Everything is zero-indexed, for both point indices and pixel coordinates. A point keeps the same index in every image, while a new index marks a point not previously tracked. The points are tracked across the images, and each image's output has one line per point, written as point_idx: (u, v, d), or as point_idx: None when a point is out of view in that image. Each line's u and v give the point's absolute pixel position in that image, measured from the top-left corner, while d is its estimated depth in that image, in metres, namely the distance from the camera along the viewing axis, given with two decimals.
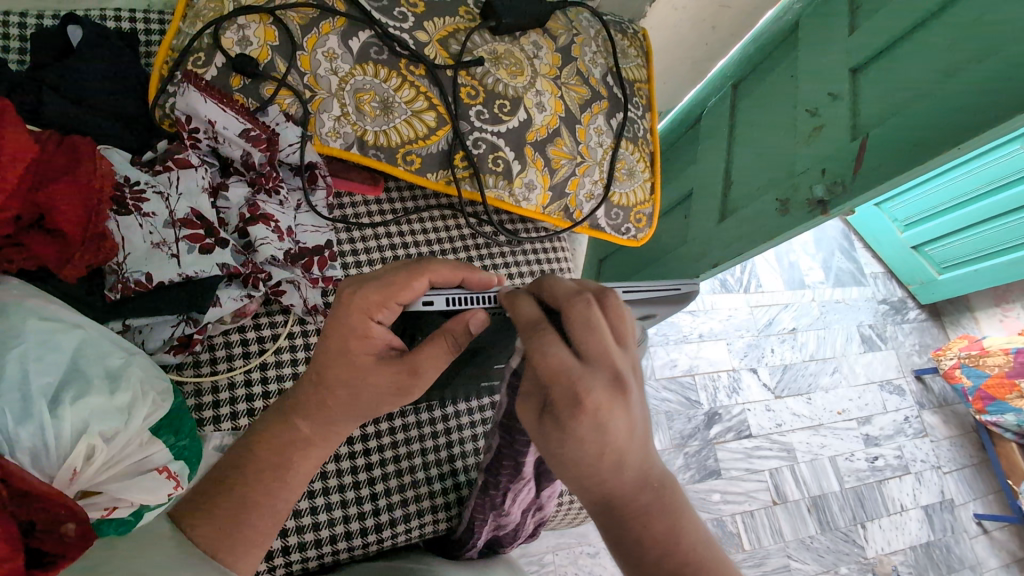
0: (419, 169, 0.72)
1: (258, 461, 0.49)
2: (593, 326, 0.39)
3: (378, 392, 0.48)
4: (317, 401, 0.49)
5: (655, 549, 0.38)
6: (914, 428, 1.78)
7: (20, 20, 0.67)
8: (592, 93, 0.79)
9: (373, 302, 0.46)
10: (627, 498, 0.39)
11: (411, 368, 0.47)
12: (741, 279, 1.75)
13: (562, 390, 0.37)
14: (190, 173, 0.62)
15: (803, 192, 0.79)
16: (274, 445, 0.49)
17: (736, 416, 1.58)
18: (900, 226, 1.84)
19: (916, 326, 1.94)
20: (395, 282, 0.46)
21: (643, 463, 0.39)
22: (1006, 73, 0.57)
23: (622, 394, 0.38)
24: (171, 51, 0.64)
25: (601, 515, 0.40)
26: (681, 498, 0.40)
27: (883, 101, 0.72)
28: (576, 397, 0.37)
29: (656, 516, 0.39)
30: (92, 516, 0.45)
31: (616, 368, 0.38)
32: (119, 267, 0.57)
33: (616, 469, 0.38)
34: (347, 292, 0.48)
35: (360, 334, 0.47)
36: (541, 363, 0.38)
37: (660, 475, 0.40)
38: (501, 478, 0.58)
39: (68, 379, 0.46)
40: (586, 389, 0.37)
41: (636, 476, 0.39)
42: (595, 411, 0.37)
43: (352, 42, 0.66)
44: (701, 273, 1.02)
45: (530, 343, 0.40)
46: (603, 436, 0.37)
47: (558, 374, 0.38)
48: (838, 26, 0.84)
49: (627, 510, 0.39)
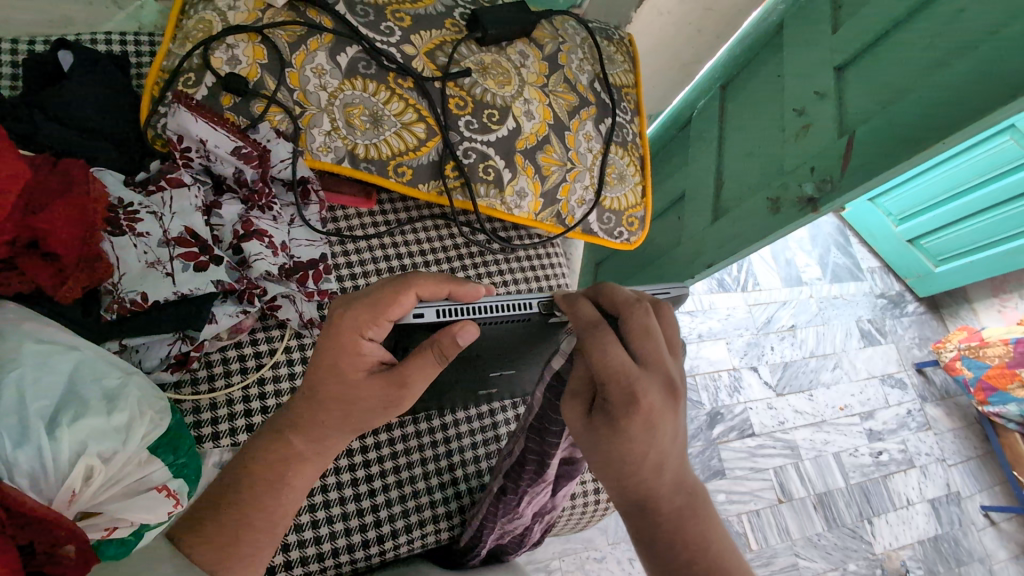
0: (411, 181, 0.72)
1: (255, 475, 0.49)
2: (652, 333, 0.43)
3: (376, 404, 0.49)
4: (309, 416, 0.49)
5: (686, 551, 0.39)
6: (918, 421, 1.77)
7: (12, 47, 0.67)
8: (580, 100, 0.80)
9: (361, 317, 0.47)
10: (661, 500, 0.40)
11: (407, 376, 0.47)
12: (738, 278, 1.75)
13: (620, 388, 0.40)
14: (183, 193, 0.63)
15: (793, 189, 0.80)
16: (266, 462, 0.49)
17: (739, 415, 1.58)
18: (895, 219, 1.85)
19: (915, 319, 1.95)
20: (386, 290, 0.47)
21: (680, 469, 0.41)
22: (985, 67, 0.58)
23: (674, 401, 0.41)
24: (161, 73, 0.64)
25: (631, 514, 0.42)
26: (711, 509, 0.41)
27: (869, 99, 0.73)
28: (634, 394, 0.39)
29: (687, 518, 0.40)
30: (92, 537, 0.45)
31: (668, 374, 0.42)
32: (115, 288, 0.57)
33: (655, 470, 0.40)
34: (334, 311, 0.49)
35: (349, 343, 0.48)
36: (603, 360, 0.41)
37: (694, 483, 0.42)
38: (520, 482, 0.59)
39: (65, 401, 0.46)
40: (644, 390, 0.39)
41: (672, 481, 0.41)
42: (648, 411, 0.39)
43: (340, 58, 0.67)
44: (695, 274, 1.02)
45: (592, 341, 0.42)
46: (651, 436, 0.40)
47: (619, 372, 0.40)
48: (821, 26, 0.86)
49: (659, 511, 0.40)
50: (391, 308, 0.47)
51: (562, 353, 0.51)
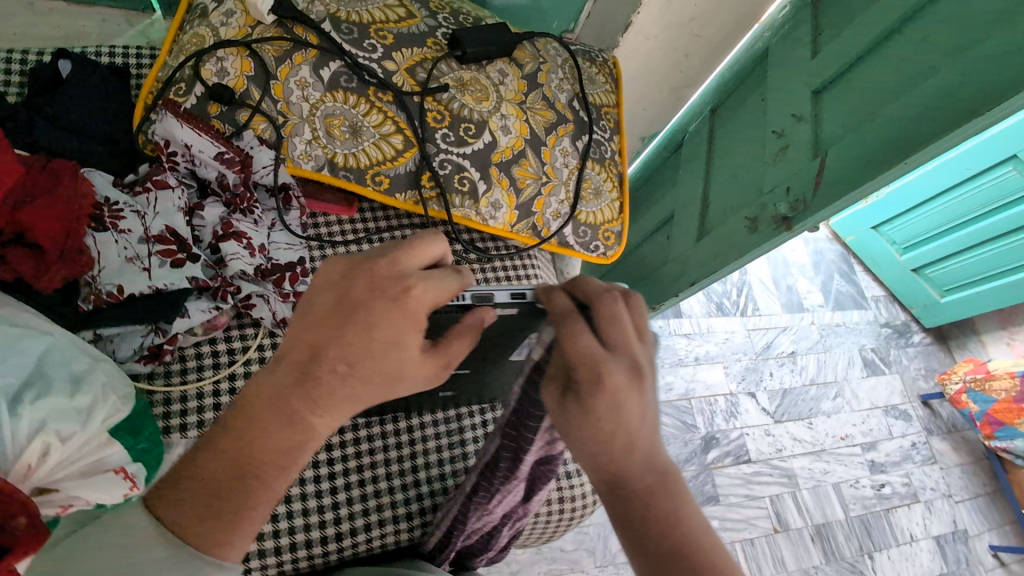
0: (388, 189, 0.75)
1: (262, 451, 0.45)
2: (618, 319, 0.44)
3: (398, 381, 0.46)
4: (343, 395, 0.45)
5: (657, 528, 0.40)
6: (923, 455, 1.73)
7: (21, 57, 0.71)
8: (558, 117, 0.83)
9: (431, 281, 0.44)
10: (632, 479, 0.42)
11: (418, 360, 0.46)
12: (737, 302, 1.75)
13: (585, 368, 0.41)
14: (167, 194, 0.66)
15: (769, 209, 0.82)
16: (275, 444, 0.46)
17: (735, 440, 1.56)
18: (899, 248, 1.84)
19: (921, 350, 1.91)
20: (432, 251, 0.46)
21: (650, 450, 0.43)
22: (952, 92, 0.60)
23: (639, 382, 0.42)
24: (155, 83, 0.69)
25: (605, 495, 0.43)
26: (684, 489, 0.42)
27: (841, 121, 0.75)
28: (597, 374, 0.41)
29: (657, 497, 0.41)
30: (48, 512, 0.49)
31: (635, 356, 0.43)
32: (94, 280, 0.60)
33: (625, 449, 0.42)
34: (378, 264, 0.44)
35: (408, 309, 0.44)
36: (569, 345, 0.43)
37: (666, 463, 0.43)
38: (494, 480, 0.59)
39: (31, 380, 0.49)
40: (608, 370, 0.41)
41: (643, 460, 0.42)
42: (613, 389, 0.41)
43: (323, 72, 0.70)
44: (679, 292, 1.04)
45: (562, 326, 0.44)
46: (617, 416, 0.41)
47: (584, 354, 0.42)
48: (802, 52, 0.88)
49: (631, 490, 0.42)
50: (455, 275, 0.46)
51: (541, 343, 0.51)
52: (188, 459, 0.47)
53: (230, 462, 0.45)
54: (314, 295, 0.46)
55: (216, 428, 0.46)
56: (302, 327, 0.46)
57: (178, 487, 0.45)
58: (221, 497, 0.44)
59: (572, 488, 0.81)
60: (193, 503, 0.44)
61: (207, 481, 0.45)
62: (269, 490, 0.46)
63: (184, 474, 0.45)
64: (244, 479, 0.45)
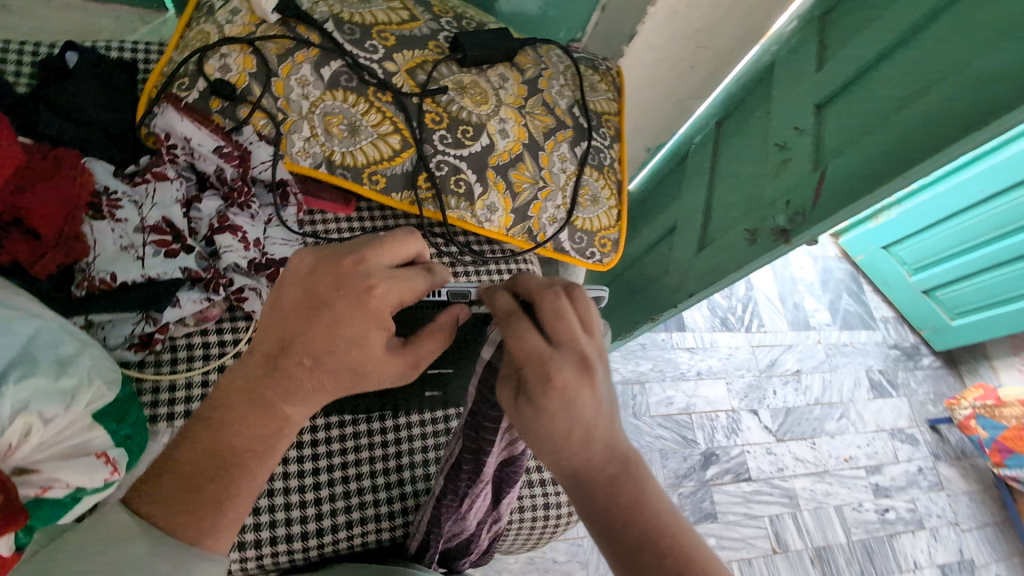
0: (384, 189, 0.76)
1: (240, 442, 0.46)
2: (562, 314, 0.44)
3: (370, 376, 0.46)
4: (314, 385, 0.46)
5: (622, 515, 0.42)
6: (929, 480, 1.70)
7: (34, 49, 0.73)
8: (557, 123, 0.83)
9: (395, 281, 0.46)
10: (594, 471, 0.43)
11: (383, 357, 0.46)
12: (742, 317, 1.73)
13: (534, 368, 0.42)
14: (166, 185, 0.67)
15: (769, 222, 0.82)
16: (253, 435, 0.46)
17: (735, 457, 1.54)
18: (909, 269, 1.81)
19: (931, 373, 1.87)
20: (399, 253, 0.48)
21: (608, 440, 0.44)
22: (950, 106, 0.59)
23: (589, 375, 0.43)
24: (161, 77, 0.70)
25: (569, 488, 0.44)
26: (645, 473, 0.44)
27: (842, 134, 0.75)
28: (546, 373, 0.42)
29: (620, 484, 0.43)
30: (26, 493, 0.49)
31: (582, 350, 0.44)
32: (88, 267, 0.61)
33: (583, 443, 0.43)
34: (344, 261, 0.46)
35: (369, 307, 0.45)
36: (516, 347, 0.43)
37: (625, 449, 0.44)
38: (461, 485, 0.59)
39: (17, 362, 0.50)
40: (556, 368, 0.42)
41: (602, 452, 0.43)
42: (562, 387, 0.42)
43: (324, 71, 0.71)
44: (678, 302, 1.03)
45: (507, 329, 0.44)
46: (571, 411, 0.42)
47: (531, 355, 0.43)
48: (807, 66, 0.88)
49: (595, 481, 0.43)
50: (420, 278, 0.47)
51: (492, 342, 0.51)
52: (160, 460, 0.46)
53: (209, 456, 0.45)
54: (280, 290, 0.47)
55: (190, 426, 0.47)
56: (273, 320, 0.46)
57: (154, 486, 0.45)
58: (199, 492, 0.44)
59: (558, 496, 0.80)
60: (170, 499, 0.44)
61: (184, 478, 0.45)
62: (248, 483, 0.46)
63: (160, 474, 0.45)
64: (223, 472, 0.45)
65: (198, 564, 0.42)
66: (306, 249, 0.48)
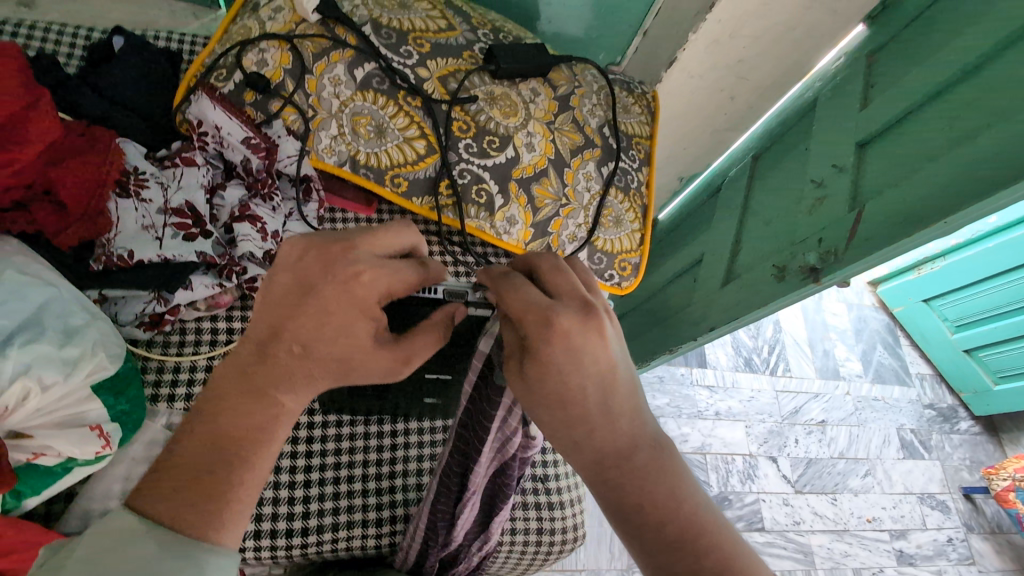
0: (405, 192, 0.76)
1: (238, 431, 0.44)
2: (562, 269, 0.44)
3: (359, 371, 0.46)
4: (303, 376, 0.45)
5: (655, 510, 0.39)
6: (959, 553, 1.59)
7: (86, 34, 0.77)
8: (586, 141, 0.82)
9: (384, 269, 0.44)
10: (620, 455, 0.40)
11: (370, 348, 0.45)
12: (767, 359, 1.67)
13: (534, 318, 0.39)
14: (192, 171, 0.68)
15: (799, 259, 0.78)
16: (250, 423, 0.44)
17: (749, 505, 1.47)
18: (951, 325, 1.72)
19: (968, 439, 1.76)
20: (392, 243, 0.47)
21: (632, 418, 0.41)
22: (1000, 149, 0.56)
23: (595, 321, 0.40)
24: (200, 67, 0.72)
25: (594, 477, 0.41)
26: (678, 463, 0.41)
27: (882, 175, 0.71)
28: (547, 319, 0.39)
29: (652, 473, 0.39)
30: (19, 458, 0.50)
31: (584, 297, 0.41)
32: (108, 242, 0.62)
33: (600, 414, 0.40)
34: (333, 247, 0.45)
35: (356, 295, 0.44)
36: (514, 299, 0.41)
37: (653, 433, 0.41)
38: (453, 488, 0.56)
39: (25, 326, 0.51)
40: (557, 313, 0.39)
41: (626, 430, 0.40)
42: (567, 331, 0.39)
43: (357, 72, 0.72)
44: (698, 336, 0.99)
45: (505, 286, 0.42)
46: (578, 365, 0.39)
47: (530, 304, 0.40)
48: (851, 103, 0.85)
49: (621, 467, 0.40)
50: (412, 269, 0.46)
51: (492, 334, 0.47)
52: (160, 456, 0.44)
53: (207, 451, 0.43)
54: (270, 280, 0.45)
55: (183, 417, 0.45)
56: (264, 307, 0.45)
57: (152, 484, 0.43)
58: (199, 487, 0.42)
59: (554, 521, 0.76)
60: (169, 494, 0.42)
61: (183, 471, 0.43)
62: (251, 474, 0.43)
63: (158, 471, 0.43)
64: (224, 462, 0.43)
65: (205, 561, 0.40)
66: (295, 235, 0.47)
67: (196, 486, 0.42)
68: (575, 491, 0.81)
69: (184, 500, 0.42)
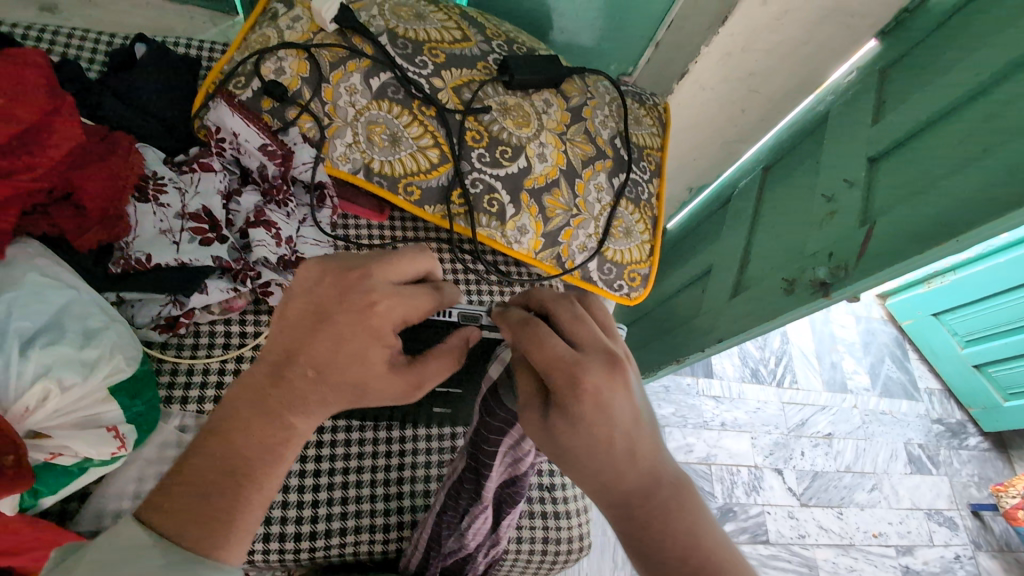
0: (418, 201, 0.77)
1: (252, 448, 0.45)
2: (581, 317, 0.44)
3: (371, 393, 0.46)
4: (316, 399, 0.45)
5: (678, 551, 0.40)
6: (966, 570, 1.57)
7: (109, 40, 0.78)
8: (597, 152, 0.83)
9: (399, 299, 0.45)
10: (644, 499, 0.41)
11: (384, 370, 0.45)
12: (774, 371, 1.66)
13: (561, 372, 0.39)
14: (210, 177, 0.69)
15: (809, 273, 0.78)
16: (264, 442, 0.45)
17: (754, 517, 1.47)
18: (960, 340, 1.71)
19: (977, 455, 1.74)
20: (405, 270, 0.47)
21: (654, 459, 0.41)
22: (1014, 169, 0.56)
23: (620, 373, 0.41)
24: (219, 74, 0.74)
25: (618, 518, 0.42)
26: (697, 498, 0.42)
27: (894, 192, 0.71)
28: (575, 374, 0.39)
29: (676, 515, 0.40)
30: (37, 457, 0.51)
31: (608, 347, 0.41)
32: (127, 246, 0.63)
33: (626, 459, 0.40)
34: (350, 274, 0.45)
35: (370, 324, 0.44)
36: (539, 351, 0.40)
37: (676, 473, 0.42)
38: (461, 500, 0.57)
39: (47, 328, 0.52)
40: (585, 368, 0.39)
41: (649, 471, 0.41)
42: (597, 386, 0.39)
43: (373, 81, 0.73)
44: (706, 347, 0.99)
45: (528, 337, 0.41)
46: (605, 416, 0.40)
47: (557, 358, 0.40)
48: (862, 118, 0.85)
49: (645, 511, 0.41)
50: (427, 297, 0.47)
51: (502, 361, 0.52)
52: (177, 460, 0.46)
53: (221, 466, 0.44)
54: (287, 301, 0.46)
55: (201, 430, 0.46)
56: (282, 328, 0.46)
57: (164, 491, 0.44)
58: (211, 501, 0.43)
59: (560, 531, 0.76)
60: (180, 504, 0.43)
61: (196, 483, 0.44)
62: (259, 492, 0.45)
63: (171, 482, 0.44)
64: (236, 477, 0.44)
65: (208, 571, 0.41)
66: (314, 258, 0.47)
67: (206, 500, 0.43)
68: (582, 502, 0.81)
69: (195, 513, 0.43)
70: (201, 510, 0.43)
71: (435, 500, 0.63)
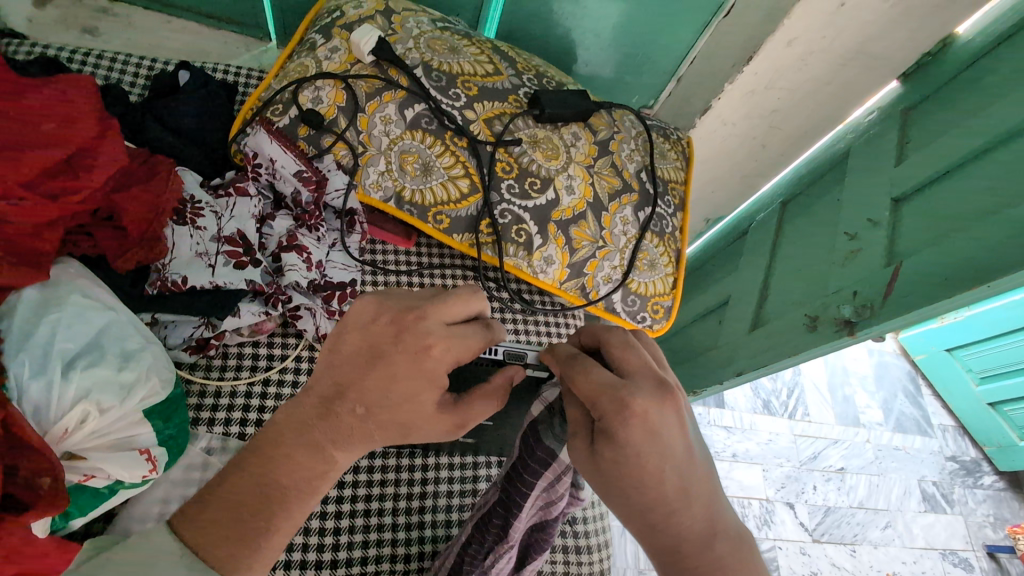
0: (447, 229, 0.78)
1: (287, 479, 0.45)
2: (632, 344, 0.45)
3: (416, 431, 0.47)
4: (360, 434, 0.46)
5: None
6: None
7: (150, 65, 0.81)
8: (624, 185, 0.84)
9: (453, 341, 0.45)
10: (695, 542, 0.40)
11: (423, 406, 0.46)
12: (786, 403, 1.65)
13: (608, 398, 0.41)
14: (245, 201, 0.70)
15: (832, 310, 0.77)
16: (300, 472, 0.45)
17: (766, 552, 1.44)
18: (975, 377, 1.69)
19: (992, 495, 1.71)
20: (459, 309, 0.47)
21: (709, 501, 0.41)
22: None
23: (668, 400, 0.41)
24: (258, 101, 0.75)
25: (667, 563, 0.41)
26: (751, 548, 0.41)
27: (920, 234, 0.72)
28: (621, 399, 0.40)
29: (727, 562, 0.40)
30: (71, 479, 0.50)
31: (657, 374, 0.43)
32: (163, 268, 0.64)
33: (678, 496, 0.40)
34: (406, 316, 0.46)
35: (424, 364, 0.45)
36: (584, 381, 0.42)
37: (728, 520, 0.42)
38: (488, 535, 0.57)
39: (87, 349, 0.53)
40: (632, 394, 0.40)
41: (704, 518, 0.41)
42: (643, 414, 0.40)
43: (407, 112, 0.75)
44: (723, 380, 0.98)
45: (574, 368, 0.43)
46: (655, 446, 0.40)
47: (603, 385, 0.41)
48: (886, 158, 0.86)
49: (695, 555, 0.40)
50: (477, 337, 0.47)
51: (543, 401, 0.52)
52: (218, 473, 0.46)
53: (254, 490, 0.44)
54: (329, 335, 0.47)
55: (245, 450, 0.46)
56: (327, 362, 0.47)
57: (199, 512, 0.44)
58: (239, 524, 0.43)
59: (580, 566, 0.75)
60: (216, 529, 0.43)
61: (228, 504, 0.44)
62: (287, 521, 0.45)
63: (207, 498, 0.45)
64: (270, 505, 0.44)
65: None
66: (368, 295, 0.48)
67: (234, 524, 0.44)
68: (603, 536, 0.80)
69: (222, 533, 0.43)
70: (227, 532, 0.43)
71: (461, 531, 0.62)
